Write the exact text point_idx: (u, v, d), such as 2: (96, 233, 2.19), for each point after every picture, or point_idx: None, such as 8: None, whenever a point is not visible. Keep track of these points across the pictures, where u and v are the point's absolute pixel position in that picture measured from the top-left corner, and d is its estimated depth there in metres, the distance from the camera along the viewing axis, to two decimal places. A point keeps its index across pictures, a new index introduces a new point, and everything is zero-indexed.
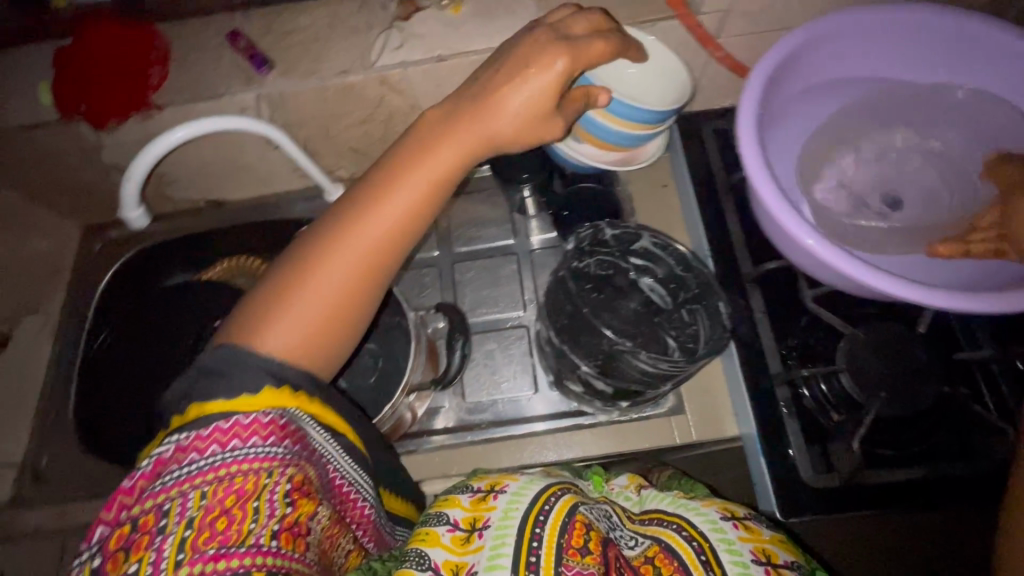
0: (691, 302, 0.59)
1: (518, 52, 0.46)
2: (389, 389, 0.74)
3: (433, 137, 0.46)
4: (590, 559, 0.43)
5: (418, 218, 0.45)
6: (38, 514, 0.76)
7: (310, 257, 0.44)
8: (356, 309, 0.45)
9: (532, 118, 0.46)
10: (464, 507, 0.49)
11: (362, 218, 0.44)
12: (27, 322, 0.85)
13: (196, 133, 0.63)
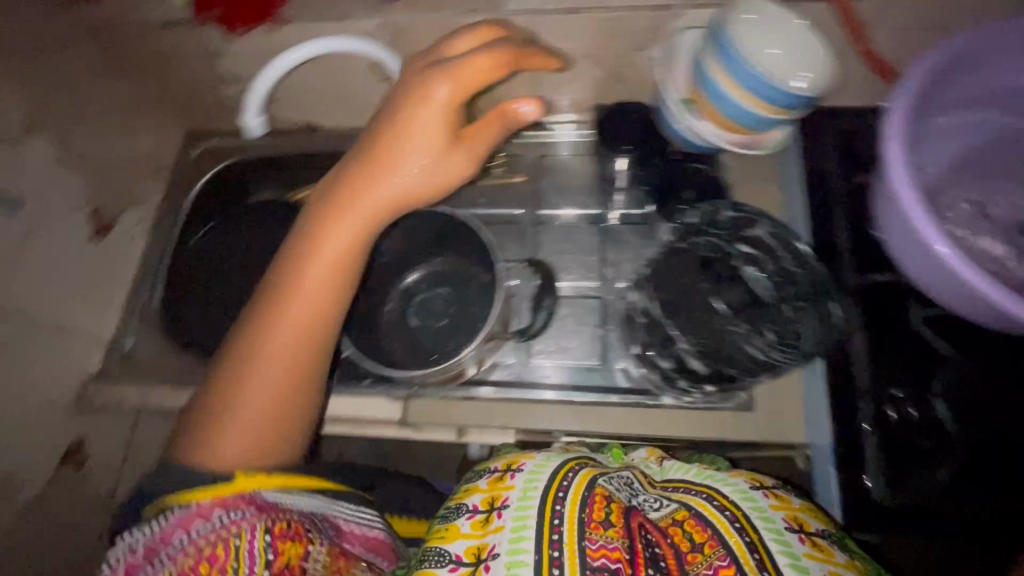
0: (796, 300, 0.65)
1: (384, 146, 0.55)
2: (457, 333, 0.76)
3: (335, 218, 0.57)
4: (613, 531, 0.48)
5: (336, 300, 0.58)
6: (122, 390, 0.81)
7: (253, 360, 0.56)
8: (304, 389, 0.58)
9: (433, 168, 0.56)
10: (481, 492, 0.55)
11: (284, 316, 0.56)
12: (129, 214, 0.85)
13: (315, 53, 0.66)
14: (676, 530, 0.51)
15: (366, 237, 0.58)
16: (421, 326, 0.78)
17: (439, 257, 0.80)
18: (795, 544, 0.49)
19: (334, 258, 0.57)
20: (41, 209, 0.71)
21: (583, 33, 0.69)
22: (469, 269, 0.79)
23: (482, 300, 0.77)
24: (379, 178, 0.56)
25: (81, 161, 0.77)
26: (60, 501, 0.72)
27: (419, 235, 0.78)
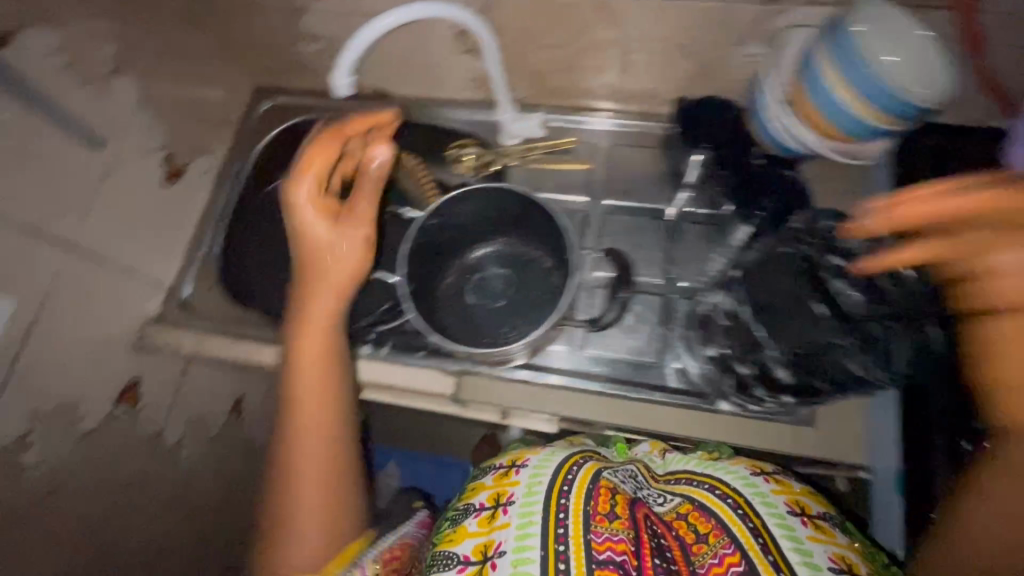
0: (892, 318, 0.53)
1: (308, 248, 0.64)
2: (513, 317, 0.77)
3: (302, 333, 0.64)
4: (616, 524, 0.53)
5: (332, 379, 0.64)
6: (179, 335, 0.80)
7: (291, 473, 0.61)
8: (339, 456, 0.63)
9: (357, 244, 0.64)
10: (488, 489, 0.60)
11: (297, 428, 0.62)
12: (198, 161, 0.85)
13: (405, 20, 0.61)
14: (681, 522, 0.57)
15: (339, 311, 0.66)
16: (478, 304, 0.78)
17: (501, 238, 0.79)
18: (797, 528, 0.54)
19: (317, 354, 0.63)
20: (119, 150, 0.72)
21: (683, 21, 0.67)
22: (530, 252, 0.78)
23: (541, 287, 0.77)
24: (324, 279, 0.64)
25: (159, 105, 0.77)
26: (111, 436, 0.74)
27: (486, 215, 0.75)
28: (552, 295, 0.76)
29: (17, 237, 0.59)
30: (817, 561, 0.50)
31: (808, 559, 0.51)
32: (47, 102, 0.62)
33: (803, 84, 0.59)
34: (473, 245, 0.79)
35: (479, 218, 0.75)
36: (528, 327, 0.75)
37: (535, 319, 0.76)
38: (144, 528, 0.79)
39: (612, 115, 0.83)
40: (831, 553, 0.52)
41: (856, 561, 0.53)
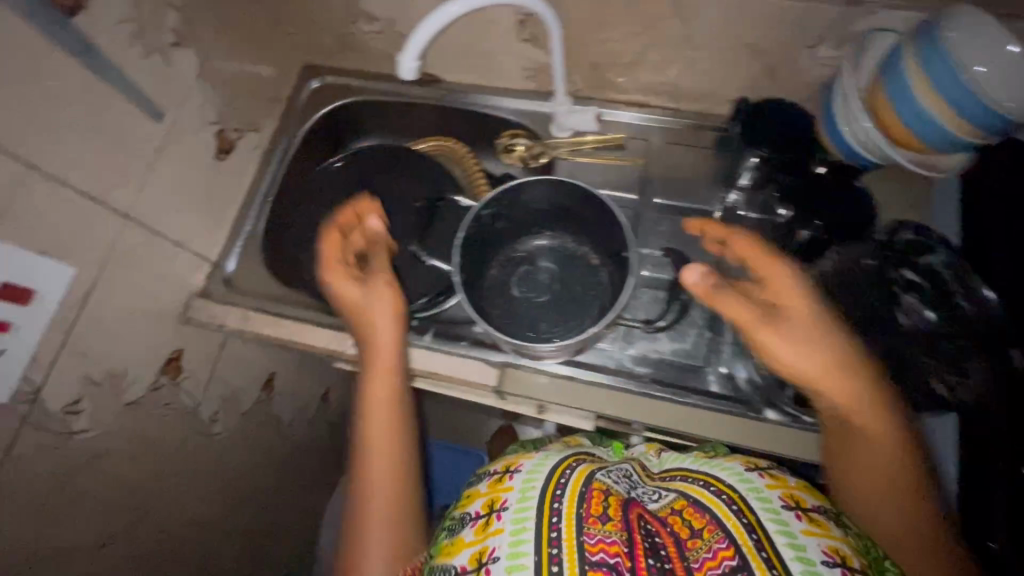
0: (963, 338, 0.57)
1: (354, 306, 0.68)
2: (560, 312, 0.76)
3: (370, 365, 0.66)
4: (609, 526, 0.47)
5: (395, 407, 0.65)
6: (222, 310, 0.79)
7: (365, 495, 0.61)
8: (405, 476, 0.63)
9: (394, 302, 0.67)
10: (482, 497, 0.55)
11: (370, 450, 0.63)
12: (247, 137, 0.85)
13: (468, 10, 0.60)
14: (675, 518, 0.50)
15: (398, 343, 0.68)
16: (522, 298, 0.77)
17: (549, 232, 0.78)
18: (794, 524, 0.48)
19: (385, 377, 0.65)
20: (177, 122, 0.71)
21: (759, 19, 0.65)
22: (578, 248, 0.78)
23: (588, 284, 0.76)
24: (377, 322, 0.66)
25: (216, 78, 0.77)
26: (151, 407, 0.74)
27: (541, 207, 0.74)
28: (598, 293, 0.76)
29: (80, 205, 0.59)
30: (812, 555, 0.45)
31: (804, 554, 0.45)
32: (116, 70, 0.61)
33: (883, 81, 0.57)
34: (522, 238, 0.79)
35: (531, 210, 0.74)
36: (576, 326, 0.74)
37: (583, 317, 0.75)
38: (170, 492, 0.81)
39: (670, 112, 0.82)
40: (827, 545, 0.46)
41: (852, 555, 0.47)
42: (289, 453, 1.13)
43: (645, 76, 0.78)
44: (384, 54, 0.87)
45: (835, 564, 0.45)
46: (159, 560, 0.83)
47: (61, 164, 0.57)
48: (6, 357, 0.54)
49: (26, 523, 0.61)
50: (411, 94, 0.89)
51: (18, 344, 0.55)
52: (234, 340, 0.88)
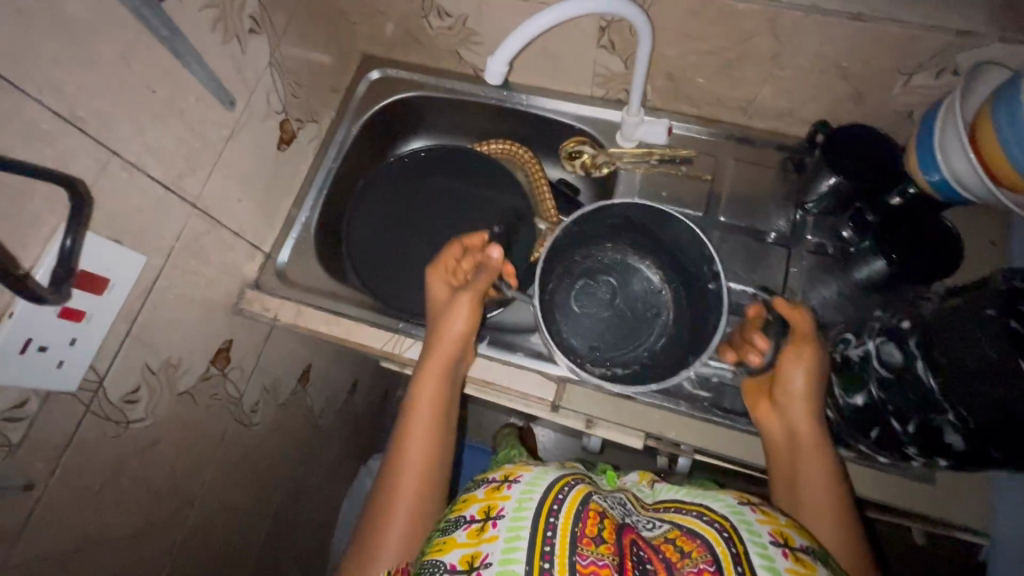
0: None
1: (456, 314, 0.68)
2: (621, 329, 0.75)
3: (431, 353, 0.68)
4: (603, 549, 0.41)
5: (446, 403, 0.66)
6: (274, 302, 0.78)
7: (399, 463, 0.62)
8: (437, 470, 0.63)
9: (472, 313, 0.68)
10: (478, 502, 0.48)
11: (413, 426, 0.64)
12: (306, 127, 0.83)
13: (561, 19, 0.57)
14: (668, 546, 0.44)
15: (465, 342, 0.69)
16: (580, 313, 0.75)
17: (609, 243, 0.77)
18: (777, 558, 0.42)
19: (443, 365, 0.67)
20: (244, 110, 0.70)
21: (855, 43, 0.63)
22: (639, 263, 0.77)
23: (647, 301, 0.76)
24: (451, 320, 0.68)
25: (284, 67, 0.75)
26: (198, 400, 0.72)
27: (613, 219, 0.71)
28: (657, 312, 0.76)
29: (153, 193, 0.58)
30: None
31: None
32: (195, 60, 0.59)
33: (996, 96, 0.54)
34: (586, 247, 0.76)
35: (600, 225, 0.72)
36: (638, 345, 0.74)
37: (644, 336, 0.75)
38: (209, 481, 0.81)
39: (739, 129, 0.82)
40: None
41: None
42: (318, 444, 1.12)
43: (721, 91, 0.76)
44: (450, 51, 0.85)
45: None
46: (195, 547, 0.82)
47: (139, 150, 0.55)
48: (79, 346, 0.53)
49: (81, 511, 0.60)
50: (474, 93, 0.88)
51: (89, 333, 0.54)
52: (279, 330, 0.87)
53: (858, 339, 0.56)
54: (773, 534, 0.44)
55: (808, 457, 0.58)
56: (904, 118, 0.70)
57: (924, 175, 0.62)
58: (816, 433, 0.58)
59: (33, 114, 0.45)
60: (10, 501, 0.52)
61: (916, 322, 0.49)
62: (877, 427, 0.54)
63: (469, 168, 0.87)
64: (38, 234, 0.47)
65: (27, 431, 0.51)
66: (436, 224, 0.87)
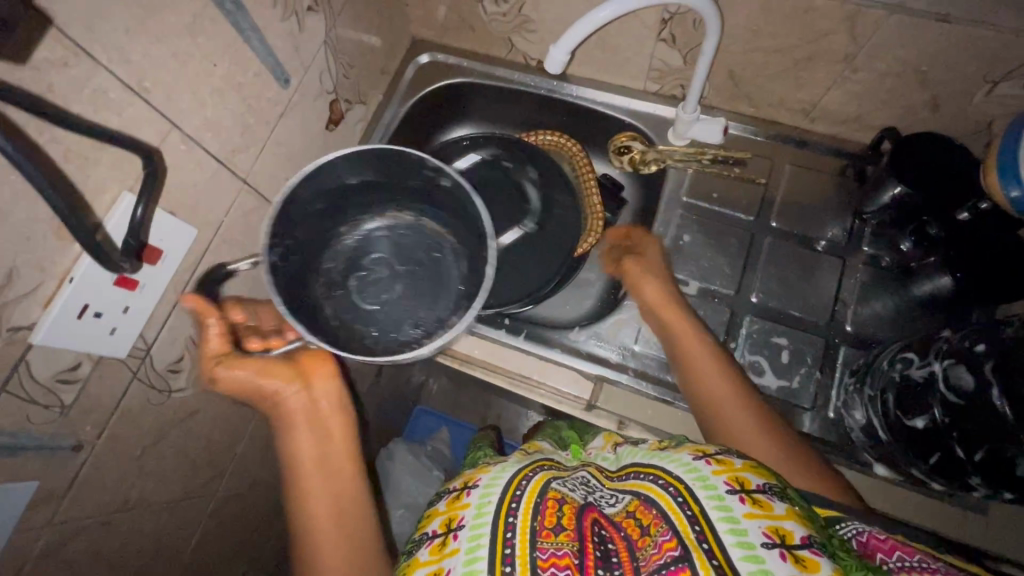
0: None
1: (235, 392, 0.57)
2: (418, 288, 0.71)
3: (271, 408, 0.59)
4: (563, 538, 0.40)
5: (324, 432, 0.60)
6: None
7: (302, 532, 0.55)
8: (353, 523, 0.55)
9: (235, 358, 0.56)
10: (440, 515, 0.47)
11: (298, 486, 0.56)
12: (355, 108, 0.83)
13: (621, 12, 0.56)
14: (628, 521, 0.42)
15: (271, 371, 0.58)
16: (380, 308, 0.69)
17: (341, 229, 0.71)
18: (734, 506, 0.39)
19: (292, 410, 0.59)
20: (299, 88, 0.70)
21: (939, 45, 0.59)
22: (360, 224, 0.72)
23: (425, 244, 0.73)
24: (232, 375, 0.56)
25: (339, 46, 0.75)
26: None
27: (313, 208, 0.65)
28: (438, 245, 0.73)
29: (208, 167, 0.58)
30: (752, 537, 0.36)
31: (742, 538, 0.37)
32: (256, 36, 0.59)
33: None
34: (326, 250, 0.69)
35: (316, 212, 0.66)
36: (451, 280, 0.71)
37: (448, 273, 0.72)
38: (241, 454, 0.82)
39: (798, 133, 0.78)
40: (768, 526, 0.37)
41: (797, 529, 0.38)
42: None
43: (784, 91, 0.73)
44: (503, 37, 0.83)
45: (777, 549, 0.36)
46: (222, 518, 0.83)
47: (197, 124, 0.56)
48: (132, 313, 0.54)
49: (122, 475, 0.61)
50: (524, 81, 0.86)
51: (141, 301, 0.54)
52: None
53: (922, 358, 0.53)
54: (728, 483, 0.40)
55: (674, 320, 0.66)
56: (984, 128, 0.66)
57: (1002, 189, 0.57)
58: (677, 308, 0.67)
59: (103, 83, 0.45)
60: (59, 461, 0.53)
61: (993, 345, 0.46)
62: (938, 452, 0.51)
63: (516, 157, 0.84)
64: (102, 200, 0.47)
65: (79, 395, 0.52)
66: None
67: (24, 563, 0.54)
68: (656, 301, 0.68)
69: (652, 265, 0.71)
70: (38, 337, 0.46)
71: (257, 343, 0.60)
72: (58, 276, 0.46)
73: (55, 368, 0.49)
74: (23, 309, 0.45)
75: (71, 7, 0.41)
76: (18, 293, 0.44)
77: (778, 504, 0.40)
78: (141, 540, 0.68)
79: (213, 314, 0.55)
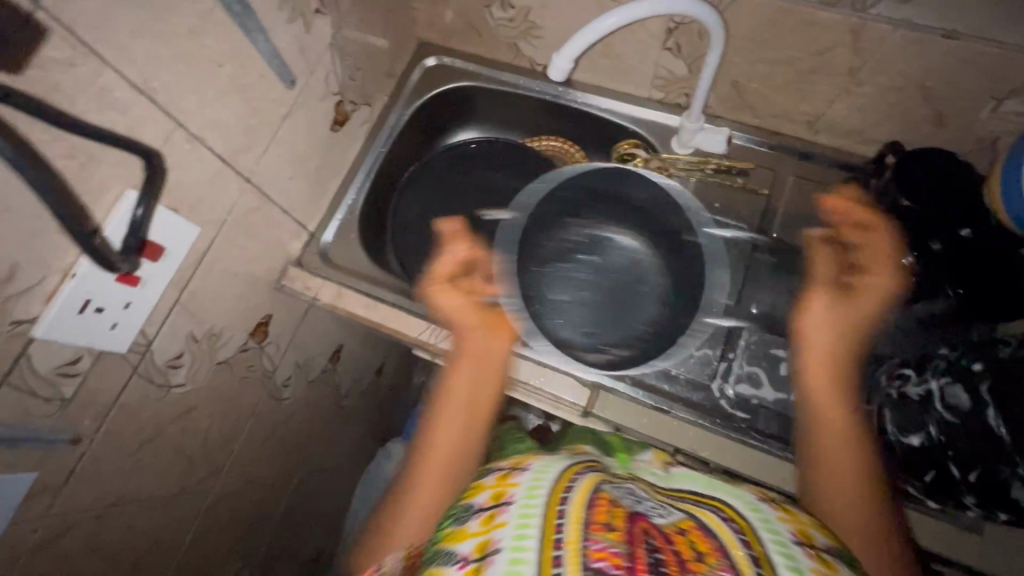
0: None
1: (443, 314, 0.70)
2: (608, 307, 0.76)
3: (461, 345, 0.69)
4: (614, 535, 0.39)
5: (483, 380, 0.68)
6: (319, 282, 0.78)
7: (426, 443, 0.65)
8: (457, 463, 0.64)
9: (462, 294, 0.69)
10: (488, 489, 0.47)
11: (444, 410, 0.66)
12: (360, 110, 0.84)
13: (626, 21, 0.56)
14: (680, 539, 0.40)
15: (469, 316, 0.69)
16: (568, 302, 0.76)
17: (574, 219, 0.79)
18: (800, 557, 0.41)
19: (473, 354, 0.68)
20: (304, 90, 0.70)
21: (944, 61, 0.59)
22: (601, 230, 0.79)
23: (623, 260, 0.78)
24: (446, 301, 0.69)
25: (346, 49, 0.75)
26: (230, 377, 0.73)
27: (561, 190, 0.77)
28: (644, 279, 0.77)
29: (212, 166, 0.59)
30: None
31: None
32: (262, 38, 0.60)
33: None
34: (557, 229, 0.79)
35: (564, 198, 0.78)
36: (637, 319, 0.75)
37: (638, 308, 0.76)
38: (239, 449, 0.83)
39: (803, 144, 0.78)
40: None
41: None
42: (344, 424, 1.13)
43: (789, 102, 0.73)
44: (510, 42, 0.83)
45: None
46: (218, 513, 0.84)
47: (202, 123, 0.56)
48: (133, 309, 0.54)
49: (118, 469, 0.62)
50: (530, 86, 0.86)
51: (142, 297, 0.55)
52: (317, 309, 0.88)
53: (919, 375, 0.53)
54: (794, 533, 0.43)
55: (846, 316, 0.63)
56: (989, 145, 0.65)
57: (1005, 207, 0.57)
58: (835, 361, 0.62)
59: (109, 82, 0.46)
60: (58, 454, 0.53)
61: (990, 365, 0.46)
62: (933, 471, 0.51)
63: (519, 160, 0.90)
64: (105, 197, 0.48)
65: (79, 388, 0.53)
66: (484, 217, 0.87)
67: (20, 554, 0.54)
68: (824, 342, 0.63)
69: (849, 308, 0.64)
70: (39, 331, 0.46)
71: (479, 284, 0.70)
72: (61, 271, 0.47)
73: (55, 361, 0.49)
74: (25, 303, 0.45)
75: (78, 7, 0.42)
76: (19, 288, 0.44)
77: (845, 570, 0.42)
78: (136, 534, 0.69)
79: (460, 243, 0.69)
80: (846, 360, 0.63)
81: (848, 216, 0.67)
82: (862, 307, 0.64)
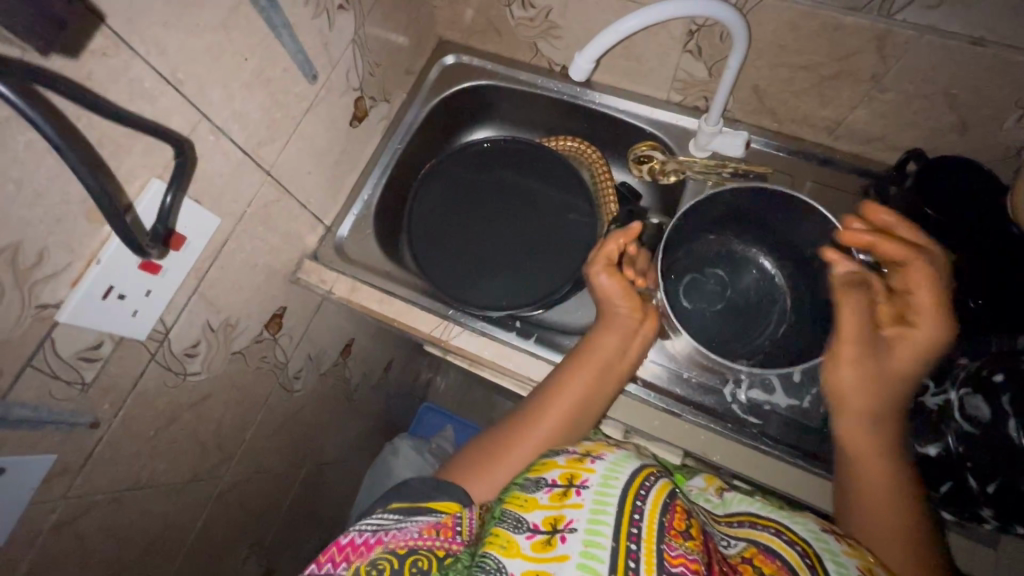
0: None
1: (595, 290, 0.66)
2: (732, 323, 0.73)
3: (611, 319, 0.64)
4: (692, 544, 0.39)
5: (616, 360, 0.63)
6: (334, 276, 0.79)
7: (536, 405, 0.61)
8: (578, 417, 0.60)
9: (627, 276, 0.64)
10: (559, 468, 0.46)
11: (570, 379, 0.61)
12: (379, 106, 0.84)
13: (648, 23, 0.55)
14: (745, 567, 0.42)
15: (632, 298, 0.64)
16: (692, 313, 0.73)
17: (713, 236, 0.74)
18: None
19: (619, 332, 0.63)
20: (325, 85, 0.71)
21: (970, 68, 0.58)
22: (745, 253, 0.74)
23: (754, 281, 0.74)
24: (613, 278, 0.64)
25: (367, 45, 0.76)
26: (245, 368, 0.74)
27: (710, 214, 0.70)
28: (774, 303, 0.73)
29: (234, 158, 0.60)
30: None
31: None
32: (286, 32, 0.60)
33: None
34: (687, 245, 0.73)
35: (705, 218, 0.70)
36: (761, 338, 0.71)
37: (763, 327, 0.72)
38: (250, 440, 0.83)
39: (822, 150, 0.77)
40: None
41: None
42: (351, 418, 1.13)
43: (810, 107, 0.73)
44: (530, 41, 0.83)
45: None
46: (226, 503, 0.84)
47: (226, 115, 0.57)
48: (153, 298, 0.55)
49: (133, 454, 0.63)
50: (548, 86, 0.86)
51: (162, 285, 0.56)
52: (330, 303, 0.88)
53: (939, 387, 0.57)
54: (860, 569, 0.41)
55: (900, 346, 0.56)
56: (1013, 156, 0.65)
57: None
58: (869, 418, 0.56)
59: (139, 72, 0.47)
60: (77, 437, 0.54)
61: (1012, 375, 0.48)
62: (950, 480, 0.54)
63: (533, 158, 0.87)
64: (131, 186, 0.49)
65: (99, 372, 0.54)
66: (500, 217, 0.86)
67: (38, 533, 0.55)
68: (852, 402, 0.57)
69: (881, 364, 0.56)
70: (63, 316, 0.47)
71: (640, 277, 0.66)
72: (86, 258, 0.48)
73: (77, 346, 0.50)
74: (51, 288, 0.46)
75: None
76: (47, 272, 0.45)
77: None
78: (148, 519, 0.69)
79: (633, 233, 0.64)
80: (885, 413, 0.56)
81: (878, 245, 0.56)
82: (895, 364, 0.56)
